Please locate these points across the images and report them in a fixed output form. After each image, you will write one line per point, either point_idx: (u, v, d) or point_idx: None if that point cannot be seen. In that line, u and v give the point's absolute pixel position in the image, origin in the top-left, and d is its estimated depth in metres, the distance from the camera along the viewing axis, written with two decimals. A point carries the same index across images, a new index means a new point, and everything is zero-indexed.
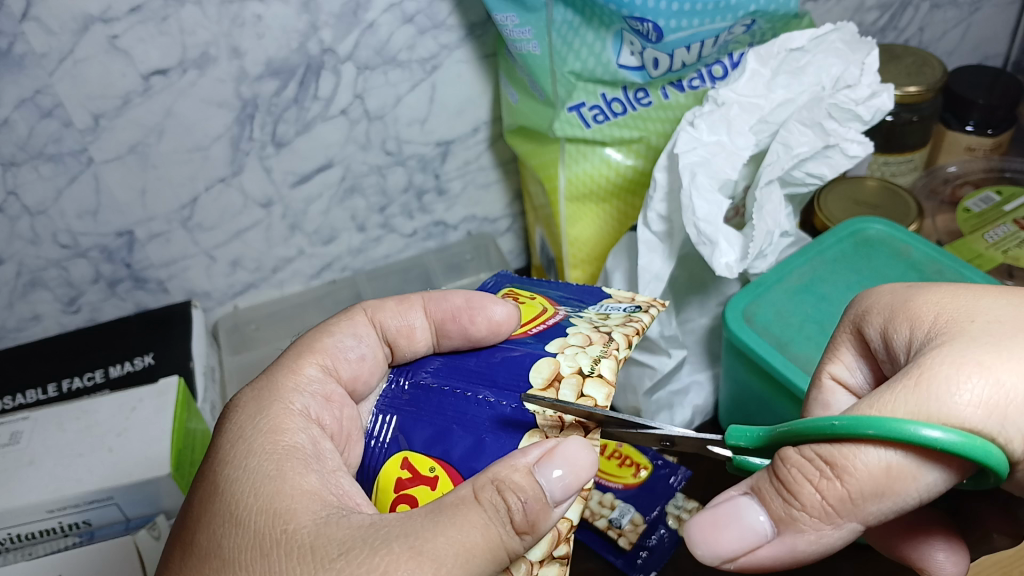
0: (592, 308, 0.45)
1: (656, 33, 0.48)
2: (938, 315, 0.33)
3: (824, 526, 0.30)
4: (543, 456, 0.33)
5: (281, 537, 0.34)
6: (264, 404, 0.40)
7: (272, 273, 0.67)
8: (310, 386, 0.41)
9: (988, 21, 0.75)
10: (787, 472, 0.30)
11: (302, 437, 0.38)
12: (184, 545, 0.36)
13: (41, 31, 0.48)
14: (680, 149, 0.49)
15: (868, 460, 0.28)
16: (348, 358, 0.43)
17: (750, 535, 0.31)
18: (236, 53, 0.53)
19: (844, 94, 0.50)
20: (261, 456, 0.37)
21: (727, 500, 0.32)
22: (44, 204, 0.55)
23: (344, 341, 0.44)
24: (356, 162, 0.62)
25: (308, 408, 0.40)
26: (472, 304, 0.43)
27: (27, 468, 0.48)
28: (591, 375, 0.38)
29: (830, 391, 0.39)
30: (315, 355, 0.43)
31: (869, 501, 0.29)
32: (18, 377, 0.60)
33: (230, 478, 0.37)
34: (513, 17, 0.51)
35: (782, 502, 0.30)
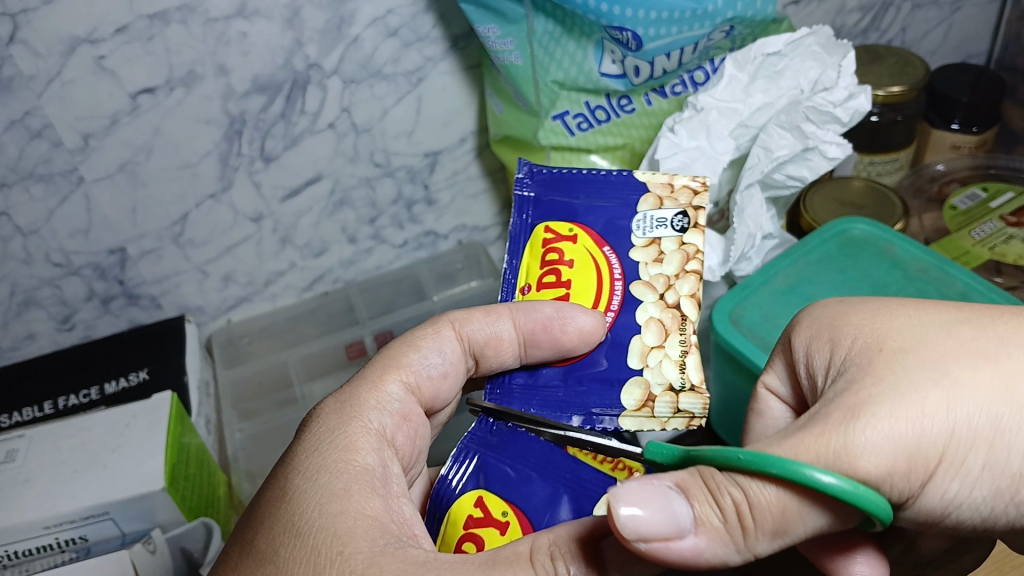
0: (637, 228, 0.45)
1: (635, 42, 0.49)
2: (856, 340, 0.35)
3: (723, 543, 0.30)
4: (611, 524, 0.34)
5: (337, 557, 0.34)
6: (343, 419, 0.40)
7: (264, 286, 0.67)
8: (391, 404, 0.41)
9: (969, 20, 0.75)
10: (713, 479, 0.30)
11: (373, 459, 0.38)
12: (244, 545, 0.37)
13: (29, 54, 0.49)
14: (660, 155, 0.50)
15: (764, 496, 0.29)
16: (429, 376, 0.43)
17: (673, 522, 0.29)
18: (223, 71, 0.54)
19: (821, 97, 0.51)
20: (333, 472, 0.37)
21: (653, 486, 0.30)
22: (35, 224, 0.56)
23: (427, 358, 0.44)
24: (345, 174, 0.63)
25: (384, 428, 0.40)
26: (562, 313, 0.42)
27: (23, 486, 0.48)
28: (686, 390, 0.41)
29: (767, 397, 0.41)
30: (398, 371, 0.43)
31: (762, 536, 0.30)
32: (15, 397, 0.60)
33: (299, 489, 0.37)
34: (494, 29, 0.51)
35: (708, 502, 0.30)
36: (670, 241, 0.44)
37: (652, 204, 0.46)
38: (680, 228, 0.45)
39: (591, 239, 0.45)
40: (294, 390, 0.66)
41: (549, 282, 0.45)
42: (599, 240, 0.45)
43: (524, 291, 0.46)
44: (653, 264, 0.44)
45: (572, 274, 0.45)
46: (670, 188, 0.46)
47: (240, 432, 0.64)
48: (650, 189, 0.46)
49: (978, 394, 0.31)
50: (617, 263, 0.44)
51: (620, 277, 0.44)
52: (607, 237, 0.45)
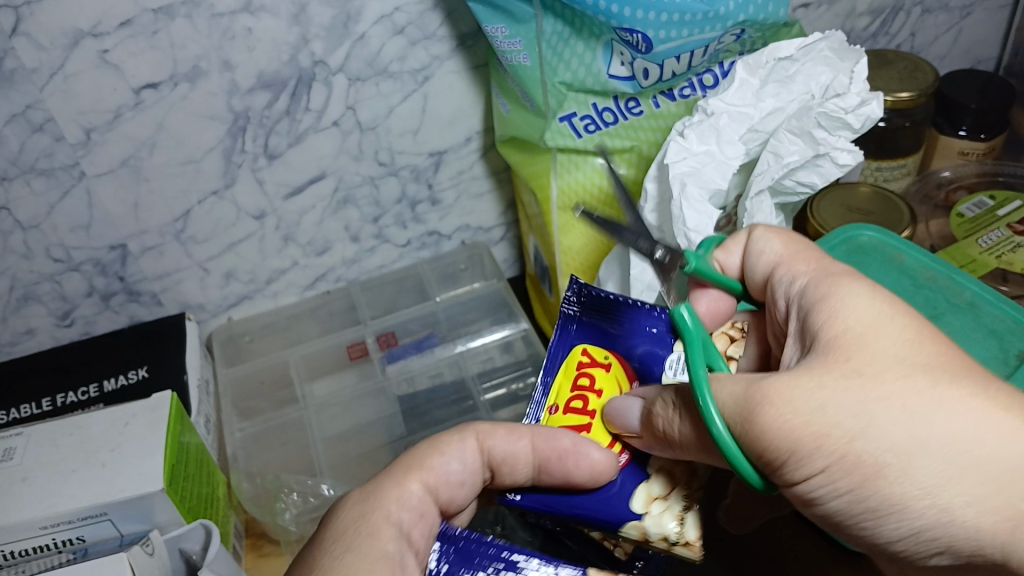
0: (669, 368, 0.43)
1: (645, 43, 0.49)
2: (843, 329, 0.34)
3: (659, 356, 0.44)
4: None
5: None
6: (365, 511, 0.38)
7: (266, 283, 0.67)
8: (410, 502, 0.38)
9: (979, 25, 0.75)
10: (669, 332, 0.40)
11: (393, 547, 0.36)
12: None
13: (31, 46, 0.48)
14: (669, 159, 0.49)
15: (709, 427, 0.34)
16: (449, 482, 0.41)
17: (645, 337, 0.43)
18: (228, 66, 0.53)
19: (832, 102, 0.50)
20: (359, 552, 0.35)
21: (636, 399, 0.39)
22: (36, 218, 0.56)
23: (451, 464, 0.41)
24: (349, 173, 0.62)
25: (404, 523, 0.37)
26: (580, 447, 0.39)
27: (20, 484, 0.48)
28: (679, 544, 0.39)
29: (766, 238, 0.41)
30: (420, 472, 0.40)
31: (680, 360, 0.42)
32: (13, 392, 0.60)
33: (325, 567, 0.35)
34: (503, 29, 0.51)
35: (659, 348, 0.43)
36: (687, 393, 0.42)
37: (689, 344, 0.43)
38: None
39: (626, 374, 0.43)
40: (295, 388, 0.66)
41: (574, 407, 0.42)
42: (630, 376, 0.43)
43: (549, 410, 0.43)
44: None
45: (598, 404, 0.42)
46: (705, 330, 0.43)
47: (240, 431, 0.63)
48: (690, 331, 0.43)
49: (957, 420, 0.30)
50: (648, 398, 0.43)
51: None
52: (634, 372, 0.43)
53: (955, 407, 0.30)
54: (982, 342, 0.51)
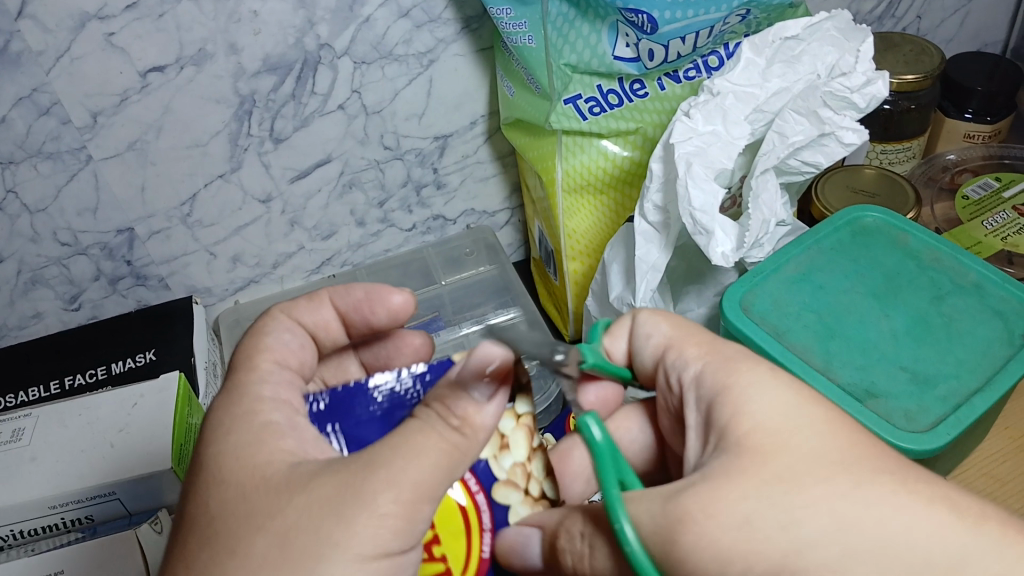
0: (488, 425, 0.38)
1: (650, 24, 0.48)
2: (733, 406, 0.33)
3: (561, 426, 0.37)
4: (465, 368, 0.34)
5: (260, 485, 0.32)
6: (240, 385, 0.38)
7: (273, 268, 0.67)
8: (272, 375, 0.38)
9: (986, 8, 0.74)
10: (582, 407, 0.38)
11: (278, 414, 0.36)
12: (184, 519, 0.34)
13: (37, 29, 0.48)
14: (675, 139, 0.49)
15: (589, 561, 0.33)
16: (291, 351, 0.41)
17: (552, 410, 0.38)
18: (234, 50, 0.53)
19: (838, 82, 0.50)
20: (243, 427, 0.35)
21: (523, 531, 0.35)
22: (43, 202, 0.56)
23: (283, 338, 0.41)
24: (355, 156, 0.62)
25: (277, 393, 0.37)
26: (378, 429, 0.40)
27: (29, 464, 0.48)
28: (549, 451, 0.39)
29: (654, 322, 0.40)
30: (265, 351, 0.40)
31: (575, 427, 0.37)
32: (21, 375, 0.60)
33: (215, 452, 0.35)
34: (508, 10, 0.52)
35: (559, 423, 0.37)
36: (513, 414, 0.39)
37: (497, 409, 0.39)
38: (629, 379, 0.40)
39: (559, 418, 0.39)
40: None
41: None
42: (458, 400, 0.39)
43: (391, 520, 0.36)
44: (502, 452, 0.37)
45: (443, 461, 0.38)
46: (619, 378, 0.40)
47: None
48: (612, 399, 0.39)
49: (827, 526, 0.28)
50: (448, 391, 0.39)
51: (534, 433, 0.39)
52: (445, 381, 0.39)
53: (841, 484, 0.30)
54: (988, 322, 0.51)
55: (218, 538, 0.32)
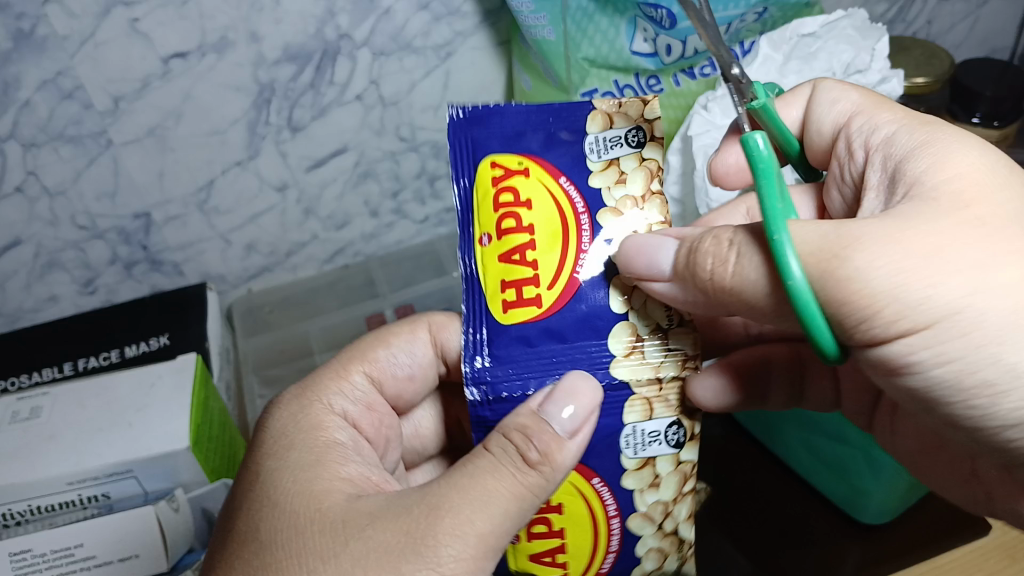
0: (591, 152, 0.41)
1: (670, 19, 0.49)
2: (939, 165, 0.33)
3: (692, 297, 0.36)
4: (550, 396, 0.36)
5: (316, 514, 0.34)
6: (306, 401, 0.41)
7: (286, 256, 0.67)
8: (355, 392, 0.44)
9: (995, 15, 0.75)
10: (699, 256, 0.34)
11: (342, 436, 0.40)
12: (223, 532, 0.36)
13: (63, 14, 0.49)
14: (693, 132, 0.50)
15: (742, 264, 0.32)
16: (395, 375, 0.46)
17: (655, 268, 0.36)
18: (255, 38, 0.54)
19: (855, 80, 0.51)
20: (302, 447, 0.38)
21: (658, 237, 0.37)
22: (63, 185, 0.56)
23: (395, 357, 0.46)
24: (371, 147, 0.63)
25: (349, 411, 0.42)
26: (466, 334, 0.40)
27: (48, 442, 0.49)
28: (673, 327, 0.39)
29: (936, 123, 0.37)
30: (362, 364, 0.45)
31: (716, 293, 0.34)
32: (35, 357, 0.60)
33: (270, 467, 0.37)
34: (529, 3, 0.51)
35: (683, 261, 0.35)
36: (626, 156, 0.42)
37: (601, 122, 0.42)
38: (635, 144, 0.41)
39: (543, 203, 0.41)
40: (313, 358, 0.67)
41: (515, 302, 0.39)
42: (552, 169, 0.41)
43: (480, 242, 0.41)
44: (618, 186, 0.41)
45: (532, 215, 0.40)
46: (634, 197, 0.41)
47: (260, 398, 0.65)
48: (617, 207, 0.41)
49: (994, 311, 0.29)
50: (578, 197, 0.40)
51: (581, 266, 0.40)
52: (559, 167, 0.41)
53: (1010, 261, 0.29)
54: None
55: (259, 546, 0.34)
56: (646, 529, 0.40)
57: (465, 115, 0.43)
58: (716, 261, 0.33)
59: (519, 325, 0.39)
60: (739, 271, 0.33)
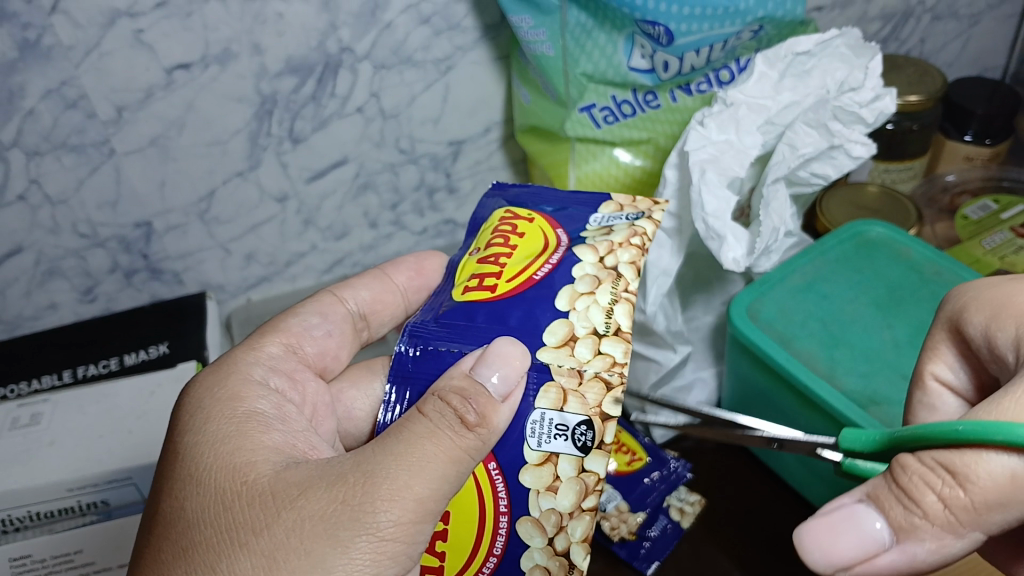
0: (593, 221, 0.45)
1: (667, 37, 0.50)
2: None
3: (947, 535, 0.30)
4: (478, 361, 0.37)
5: (243, 487, 0.34)
6: (223, 374, 0.40)
7: (285, 266, 0.68)
8: (273, 360, 0.43)
9: (986, 34, 0.76)
10: (906, 479, 0.30)
11: (263, 403, 0.39)
12: (152, 514, 0.36)
13: (69, 24, 0.49)
14: (688, 147, 0.50)
15: (990, 467, 0.28)
16: (313, 337, 0.47)
17: (867, 543, 0.31)
18: (258, 50, 0.54)
19: (848, 96, 0.52)
20: (221, 415, 0.38)
21: (844, 505, 0.32)
22: (64, 194, 0.57)
23: (309, 320, 0.47)
24: (371, 159, 0.64)
25: (269, 378, 0.42)
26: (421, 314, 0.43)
27: (47, 449, 0.49)
28: (609, 336, 0.39)
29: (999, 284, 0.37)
30: (281, 335, 0.45)
31: (989, 510, 0.29)
32: (36, 364, 0.61)
33: (191, 443, 0.37)
34: (527, 19, 0.52)
35: (902, 509, 0.30)
36: (621, 227, 0.44)
37: (613, 209, 0.47)
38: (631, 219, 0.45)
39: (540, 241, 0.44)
40: None
41: (474, 287, 0.42)
42: (552, 223, 0.46)
43: (470, 254, 0.45)
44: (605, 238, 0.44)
45: (519, 241, 0.44)
46: (620, 244, 0.43)
47: None
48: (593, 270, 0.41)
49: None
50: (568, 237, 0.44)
51: (552, 264, 0.42)
52: (560, 221, 0.46)
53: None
54: None
55: (189, 525, 0.34)
56: (534, 538, 0.37)
57: (498, 185, 0.51)
58: (943, 487, 0.29)
59: (468, 303, 0.42)
60: (1006, 470, 0.28)
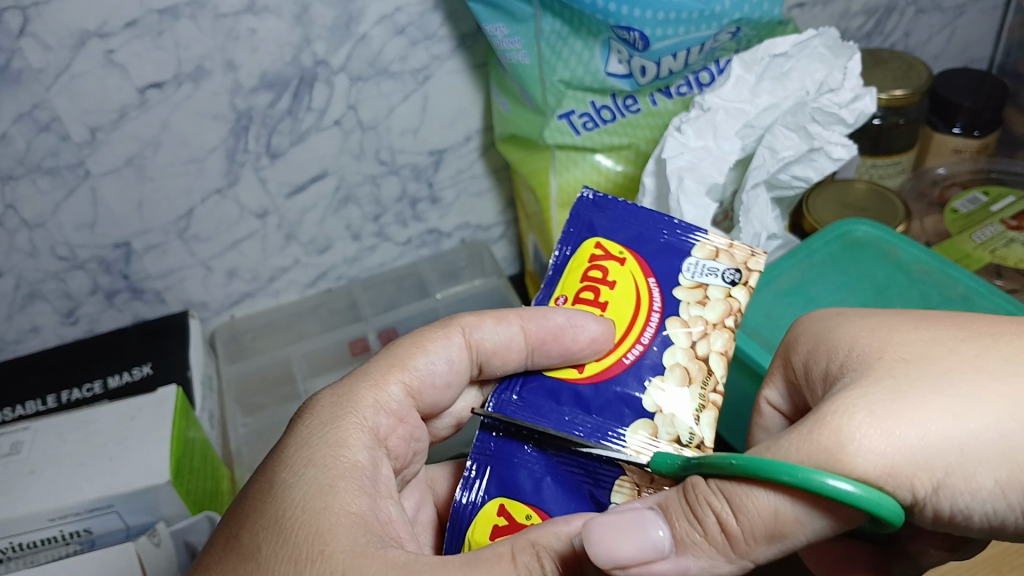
0: (687, 270, 0.43)
1: (642, 42, 0.49)
2: (851, 351, 0.35)
3: (718, 557, 0.31)
4: (584, 526, 0.35)
5: (318, 554, 0.34)
6: (337, 413, 0.40)
7: (268, 282, 0.68)
8: (389, 404, 0.42)
9: (972, 25, 0.75)
10: (694, 498, 0.32)
11: (363, 456, 0.38)
12: (228, 538, 0.36)
13: (38, 47, 0.49)
14: (666, 154, 0.51)
15: (759, 502, 0.30)
16: (435, 384, 0.43)
17: (648, 548, 0.32)
18: (231, 66, 0.54)
19: (827, 98, 0.51)
20: (319, 467, 0.37)
21: (634, 510, 0.33)
22: (42, 216, 0.56)
23: (433, 362, 0.43)
24: (351, 171, 0.63)
25: (379, 426, 0.41)
26: (573, 321, 0.41)
27: (28, 478, 0.48)
28: (690, 447, 0.40)
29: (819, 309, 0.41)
30: (403, 372, 0.43)
31: (759, 542, 0.31)
32: (18, 389, 0.60)
33: (284, 481, 0.36)
34: (502, 28, 0.52)
35: (688, 524, 0.32)
36: (717, 290, 0.43)
37: (707, 252, 0.43)
38: (729, 281, 0.43)
39: (643, 304, 0.42)
40: (297, 385, 0.67)
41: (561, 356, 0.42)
42: (645, 269, 0.43)
43: (556, 302, 0.45)
44: (696, 305, 0.42)
45: (610, 296, 0.43)
46: (715, 322, 0.42)
47: (243, 426, 0.65)
48: (682, 361, 0.41)
49: (986, 402, 0.31)
50: (659, 299, 0.42)
51: (643, 342, 0.42)
52: (653, 267, 0.43)
53: (963, 360, 0.32)
54: None
55: (257, 568, 0.34)
56: None
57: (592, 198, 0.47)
58: (721, 511, 0.31)
59: (552, 379, 0.42)
60: (771, 505, 0.30)
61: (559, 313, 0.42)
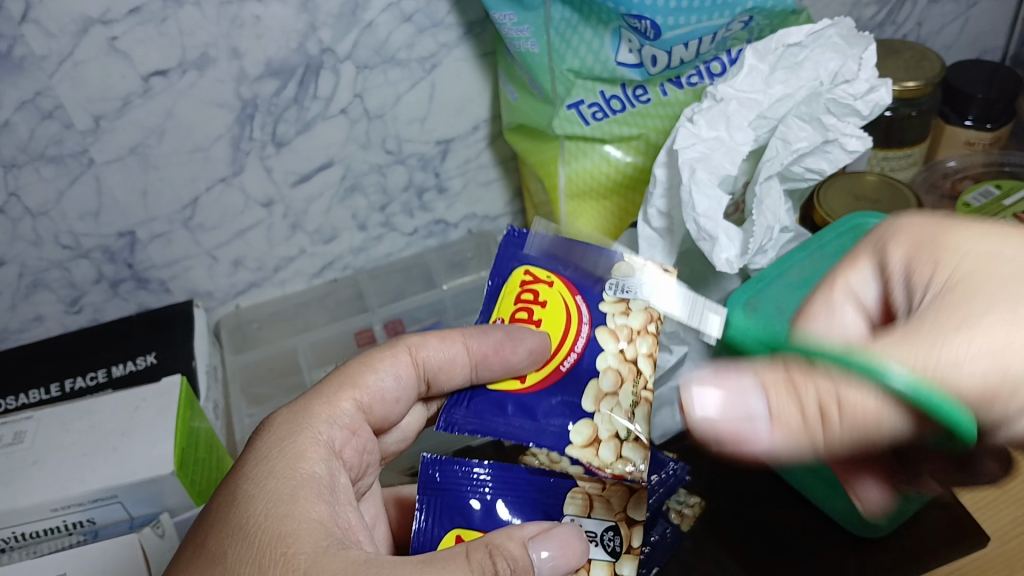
0: (609, 287, 0.45)
1: (654, 30, 0.49)
2: (961, 270, 0.32)
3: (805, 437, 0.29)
4: (538, 533, 0.37)
5: (283, 560, 0.33)
6: (295, 427, 0.39)
7: (274, 271, 0.67)
8: (343, 419, 0.40)
9: (986, 15, 0.75)
10: (796, 378, 0.29)
11: (321, 467, 0.38)
12: (188, 549, 0.35)
13: (41, 34, 0.48)
14: (679, 145, 0.50)
15: (861, 399, 0.27)
16: (385, 400, 0.43)
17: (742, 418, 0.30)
18: (236, 54, 0.53)
19: (842, 89, 0.51)
20: (281, 477, 0.36)
21: (740, 379, 0.30)
22: (46, 205, 0.56)
23: (384, 380, 0.42)
24: (357, 161, 0.62)
25: (335, 440, 0.40)
26: (512, 336, 0.42)
27: (31, 468, 0.48)
28: (630, 441, 0.41)
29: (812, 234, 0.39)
30: (353, 389, 0.42)
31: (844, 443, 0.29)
32: (21, 378, 0.60)
33: (247, 493, 0.36)
34: (511, 16, 0.51)
35: (788, 401, 0.29)
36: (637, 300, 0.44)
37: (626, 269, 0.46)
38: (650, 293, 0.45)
39: (576, 316, 0.44)
40: (302, 376, 0.67)
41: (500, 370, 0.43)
42: (573, 287, 0.45)
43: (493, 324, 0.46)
44: (620, 316, 0.44)
45: (544, 313, 0.44)
46: (637, 329, 0.44)
47: (248, 417, 0.64)
48: (612, 366, 0.43)
49: None
50: (586, 313, 0.44)
51: (578, 350, 0.43)
52: (579, 285, 0.45)
53: (984, 316, 0.29)
54: None
55: None
56: None
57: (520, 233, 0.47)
58: (815, 407, 0.29)
59: (499, 393, 0.43)
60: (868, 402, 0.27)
61: (498, 329, 0.42)
